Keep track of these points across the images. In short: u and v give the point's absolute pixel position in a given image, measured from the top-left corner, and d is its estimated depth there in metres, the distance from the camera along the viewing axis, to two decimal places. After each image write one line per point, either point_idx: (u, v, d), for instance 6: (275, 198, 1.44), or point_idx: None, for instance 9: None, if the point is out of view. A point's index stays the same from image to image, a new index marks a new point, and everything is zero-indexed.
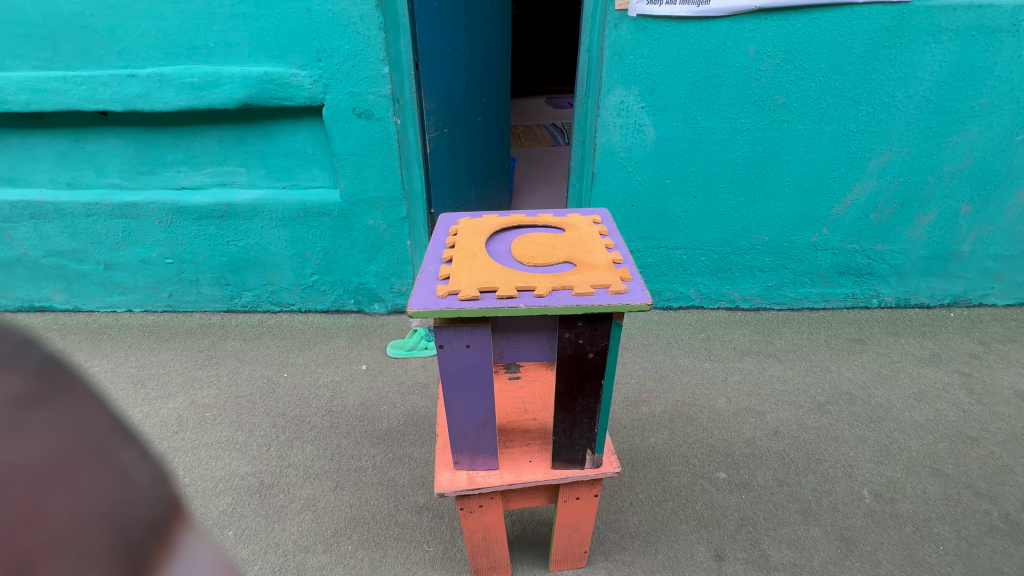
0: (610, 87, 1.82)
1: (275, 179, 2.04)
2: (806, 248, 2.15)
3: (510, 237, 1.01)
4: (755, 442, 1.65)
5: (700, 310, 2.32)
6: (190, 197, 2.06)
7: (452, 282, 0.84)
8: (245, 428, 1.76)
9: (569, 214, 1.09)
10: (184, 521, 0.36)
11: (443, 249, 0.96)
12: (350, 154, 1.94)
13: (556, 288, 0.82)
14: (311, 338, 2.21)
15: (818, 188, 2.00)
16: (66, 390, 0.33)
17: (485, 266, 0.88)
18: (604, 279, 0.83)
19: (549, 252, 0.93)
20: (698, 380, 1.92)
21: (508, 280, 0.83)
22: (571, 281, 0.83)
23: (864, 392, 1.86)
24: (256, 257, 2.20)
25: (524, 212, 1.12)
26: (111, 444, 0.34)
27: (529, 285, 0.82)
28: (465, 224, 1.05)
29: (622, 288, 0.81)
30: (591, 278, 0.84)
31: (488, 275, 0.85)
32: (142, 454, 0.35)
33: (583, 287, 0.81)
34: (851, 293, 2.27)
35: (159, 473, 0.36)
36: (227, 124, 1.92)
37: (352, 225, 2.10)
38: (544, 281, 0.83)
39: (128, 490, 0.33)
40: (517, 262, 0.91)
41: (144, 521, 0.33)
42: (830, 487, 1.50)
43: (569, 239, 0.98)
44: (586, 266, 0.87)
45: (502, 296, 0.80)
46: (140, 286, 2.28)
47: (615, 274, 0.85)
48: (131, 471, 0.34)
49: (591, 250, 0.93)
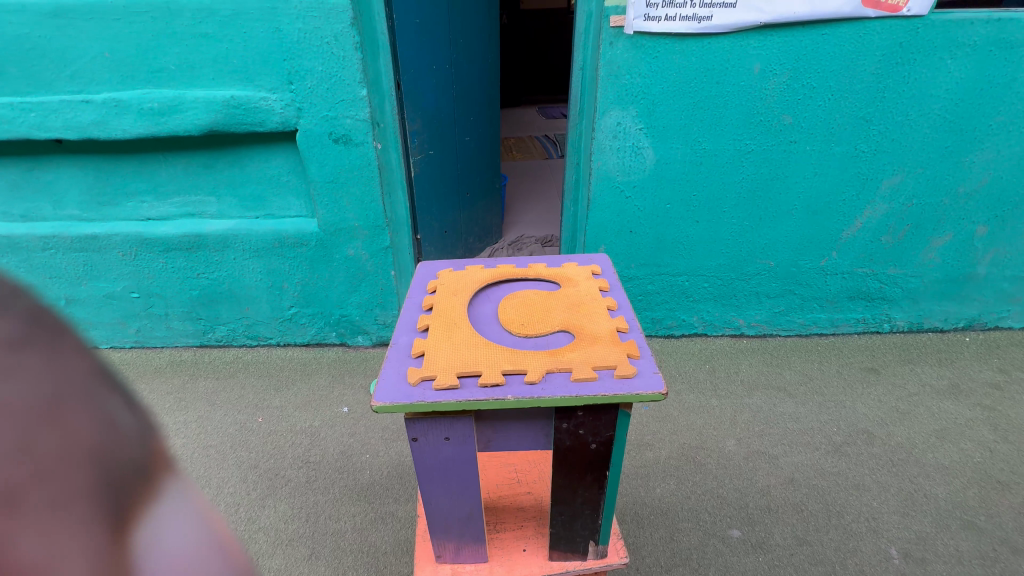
0: (606, 108, 1.70)
1: (247, 208, 1.89)
2: (814, 273, 2.03)
3: (498, 296, 0.88)
4: (769, 492, 1.52)
5: (703, 337, 2.19)
6: (156, 228, 1.91)
7: (428, 364, 0.70)
8: (214, 483, 1.61)
9: (564, 264, 0.96)
10: (164, 468, 0.39)
11: (420, 313, 0.83)
12: (327, 182, 1.80)
13: (551, 371, 0.68)
14: (290, 376, 2.05)
15: (827, 212, 1.89)
16: (65, 341, 0.36)
17: (467, 339, 0.75)
18: (609, 358, 0.70)
19: (544, 317, 0.80)
20: (705, 419, 1.79)
21: (493, 361, 0.70)
22: (569, 361, 0.70)
23: (883, 430, 1.73)
24: (229, 291, 2.05)
25: (515, 261, 0.99)
26: (104, 399, 0.36)
27: (519, 367, 0.69)
28: (446, 278, 0.92)
29: (630, 371, 0.67)
30: (592, 357, 0.70)
31: (471, 352, 0.72)
32: (129, 403, 0.38)
33: (584, 370, 0.68)
34: (862, 318, 2.16)
35: (144, 425, 0.39)
36: (193, 151, 1.78)
37: (332, 256, 1.96)
38: (537, 361, 0.70)
39: (117, 434, 0.36)
40: (505, 332, 0.78)
41: (132, 464, 0.36)
42: (854, 545, 1.37)
43: (565, 298, 0.85)
44: (586, 338, 0.74)
45: (487, 385, 0.66)
46: (106, 322, 2.13)
47: (621, 350, 0.71)
48: (120, 421, 0.37)
49: (592, 314, 0.80)
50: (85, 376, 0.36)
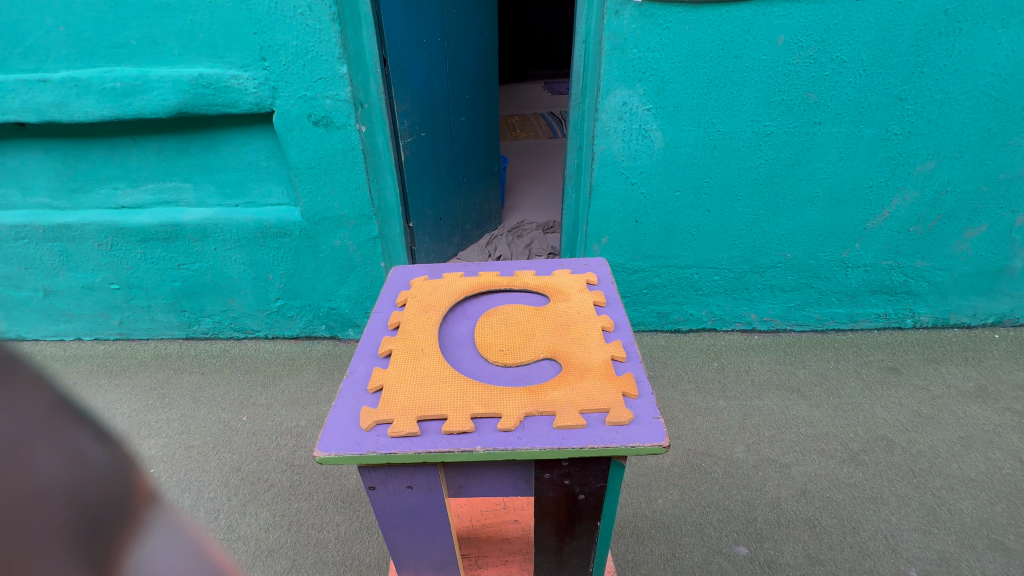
0: (610, 86, 1.54)
1: (226, 195, 1.78)
2: (834, 266, 1.89)
3: (478, 312, 0.77)
4: (780, 505, 1.42)
5: (712, 333, 2.07)
6: (131, 217, 1.81)
7: (385, 405, 0.59)
8: (194, 487, 1.54)
9: (555, 273, 0.85)
10: (149, 501, 0.31)
11: (383, 334, 0.72)
12: (308, 168, 1.67)
13: (532, 414, 0.57)
14: (277, 371, 1.97)
15: (851, 200, 1.73)
16: (12, 363, 0.28)
17: (436, 370, 0.64)
18: (601, 397, 0.58)
19: (529, 341, 0.69)
20: (712, 423, 1.69)
21: (463, 401, 0.59)
22: (554, 401, 0.59)
23: (903, 437, 1.62)
24: (212, 282, 1.96)
25: (499, 267, 0.88)
26: (63, 423, 0.28)
27: (493, 409, 0.58)
28: (417, 289, 0.81)
29: (626, 416, 0.56)
30: (581, 396, 0.59)
31: (438, 389, 0.61)
32: (98, 433, 0.30)
33: (570, 414, 0.57)
34: (883, 313, 2.02)
35: (118, 451, 0.31)
36: (164, 134, 1.66)
37: (317, 246, 1.85)
38: (513, 401, 0.59)
39: (86, 472, 0.28)
40: (481, 360, 0.67)
41: (104, 505, 0.28)
42: (870, 566, 1.28)
43: (553, 316, 0.74)
44: (575, 371, 0.63)
45: (454, 432, 0.56)
46: (87, 314, 2.05)
47: (616, 386, 0.60)
48: (87, 451, 0.29)
49: (584, 337, 0.69)
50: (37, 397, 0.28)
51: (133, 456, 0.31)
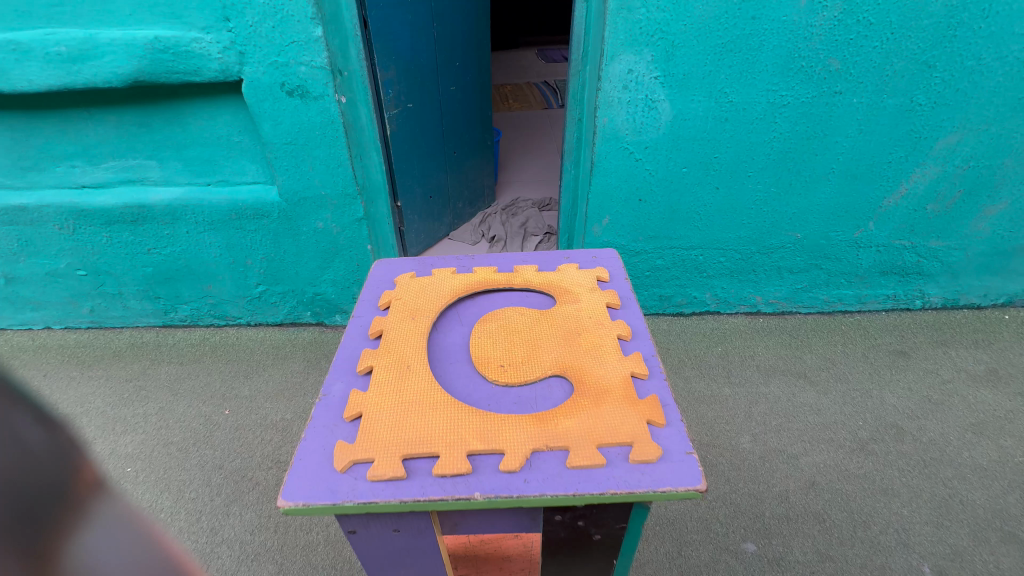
0: (615, 51, 1.40)
1: (195, 173, 1.63)
2: (845, 246, 1.80)
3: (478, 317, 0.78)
4: (788, 498, 1.37)
5: (715, 316, 1.99)
6: (92, 197, 1.66)
7: (361, 442, 0.57)
8: (175, 488, 1.46)
9: (560, 269, 0.87)
10: (95, 484, 0.34)
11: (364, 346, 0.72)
12: (284, 143, 1.53)
13: (544, 449, 0.56)
14: (261, 360, 1.87)
15: (868, 176, 1.63)
16: None
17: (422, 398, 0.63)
18: (626, 431, 0.57)
19: (535, 354, 0.70)
20: (717, 411, 1.62)
21: (456, 435, 0.58)
22: (571, 432, 0.57)
23: (913, 425, 1.57)
24: (187, 267, 1.83)
25: (496, 261, 0.91)
26: (3, 409, 0.31)
27: (497, 446, 0.56)
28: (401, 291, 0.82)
29: (654, 452, 0.55)
30: (600, 429, 0.58)
31: (425, 421, 0.59)
32: (41, 419, 0.32)
33: (587, 449, 0.55)
34: (893, 294, 1.94)
35: (63, 436, 0.34)
36: (122, 106, 1.50)
37: (298, 228, 1.72)
38: (524, 436, 0.58)
39: (27, 454, 0.30)
40: (483, 376, 0.68)
41: (46, 486, 0.31)
42: (882, 562, 1.23)
43: (560, 321, 0.75)
44: (591, 393, 0.63)
45: (445, 474, 0.54)
46: (54, 301, 1.92)
47: (641, 415, 0.59)
48: (29, 437, 0.31)
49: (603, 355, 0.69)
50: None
51: (76, 441, 0.34)
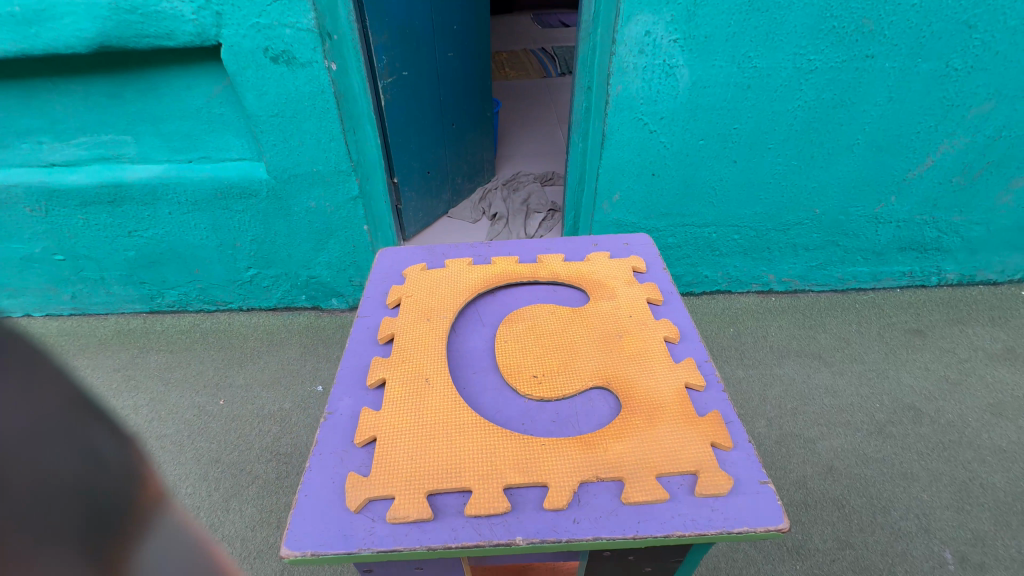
0: (631, 11, 1.28)
1: (175, 150, 1.51)
2: (864, 221, 1.72)
3: (506, 318, 0.88)
4: (806, 484, 1.34)
5: (726, 295, 1.93)
6: (64, 177, 1.54)
7: (369, 482, 0.64)
8: (170, 483, 1.40)
9: (592, 268, 0.98)
10: (159, 500, 0.32)
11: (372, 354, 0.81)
12: (270, 116, 1.40)
13: (594, 480, 0.63)
14: (256, 347, 1.79)
15: (894, 147, 1.54)
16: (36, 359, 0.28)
17: (448, 428, 0.69)
18: (689, 460, 0.65)
19: (572, 363, 0.79)
20: (731, 395, 1.58)
21: (484, 471, 0.64)
22: (632, 464, 0.65)
23: (931, 406, 1.53)
24: (172, 251, 1.72)
25: (518, 253, 1.03)
26: (86, 420, 0.29)
27: (540, 479, 0.63)
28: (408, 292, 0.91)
29: (726, 484, 0.63)
30: (659, 460, 0.65)
31: (455, 454, 0.66)
32: (115, 431, 0.31)
33: (651, 480, 0.63)
34: (909, 271, 1.88)
35: (131, 447, 0.32)
36: (89, 75, 1.37)
37: (289, 208, 1.61)
38: (569, 464, 0.65)
39: (105, 469, 0.29)
40: (512, 386, 0.77)
41: (121, 499, 0.29)
42: (903, 549, 1.21)
43: (592, 323, 0.86)
44: (646, 415, 0.71)
45: (475, 514, 0.60)
46: (32, 287, 1.81)
47: (704, 438, 0.68)
48: (106, 449, 0.29)
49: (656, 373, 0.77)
50: (64, 404, 0.28)
51: (143, 453, 0.32)
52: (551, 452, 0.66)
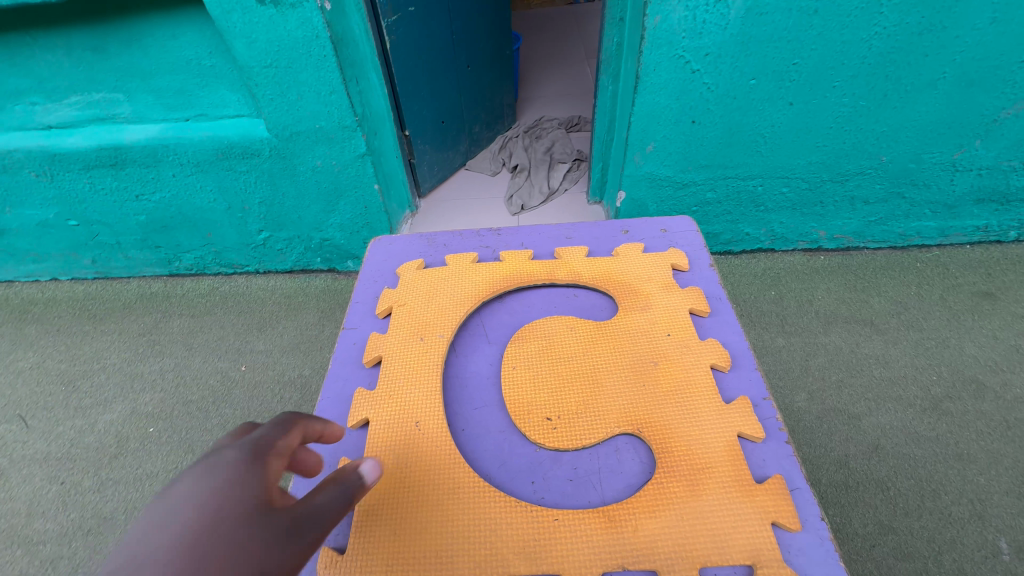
0: None
1: (170, 107, 1.41)
2: (939, 169, 1.50)
3: (519, 334, 0.92)
4: (848, 464, 1.25)
5: (768, 254, 1.76)
6: (62, 140, 1.47)
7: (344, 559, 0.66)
8: (198, 448, 1.43)
9: (620, 263, 1.02)
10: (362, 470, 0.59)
11: (355, 375, 0.87)
12: (263, 66, 1.27)
13: (620, 569, 0.64)
14: (274, 312, 1.76)
15: (988, 80, 1.29)
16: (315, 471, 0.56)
17: (442, 492, 0.72)
18: (743, 551, 0.65)
19: (596, 404, 0.81)
20: (769, 364, 1.47)
21: (509, 549, 0.66)
22: (670, 554, 0.65)
23: (997, 379, 1.39)
24: (182, 215, 1.67)
25: (535, 247, 1.08)
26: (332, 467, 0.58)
27: (557, 565, 0.65)
28: (401, 299, 0.97)
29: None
30: (702, 549, 0.65)
31: (463, 530, 0.68)
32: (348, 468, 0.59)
33: (692, 574, 0.63)
34: (983, 226, 1.66)
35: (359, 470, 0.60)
36: (68, 26, 1.25)
37: (295, 168, 1.51)
38: (590, 546, 0.66)
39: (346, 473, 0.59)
40: (523, 434, 0.79)
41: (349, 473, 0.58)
42: (953, 536, 1.13)
43: (625, 354, 0.87)
44: (690, 479, 0.71)
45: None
46: (54, 252, 1.81)
47: (765, 516, 0.67)
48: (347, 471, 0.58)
49: (706, 423, 0.77)
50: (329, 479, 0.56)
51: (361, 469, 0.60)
52: (567, 529, 0.68)
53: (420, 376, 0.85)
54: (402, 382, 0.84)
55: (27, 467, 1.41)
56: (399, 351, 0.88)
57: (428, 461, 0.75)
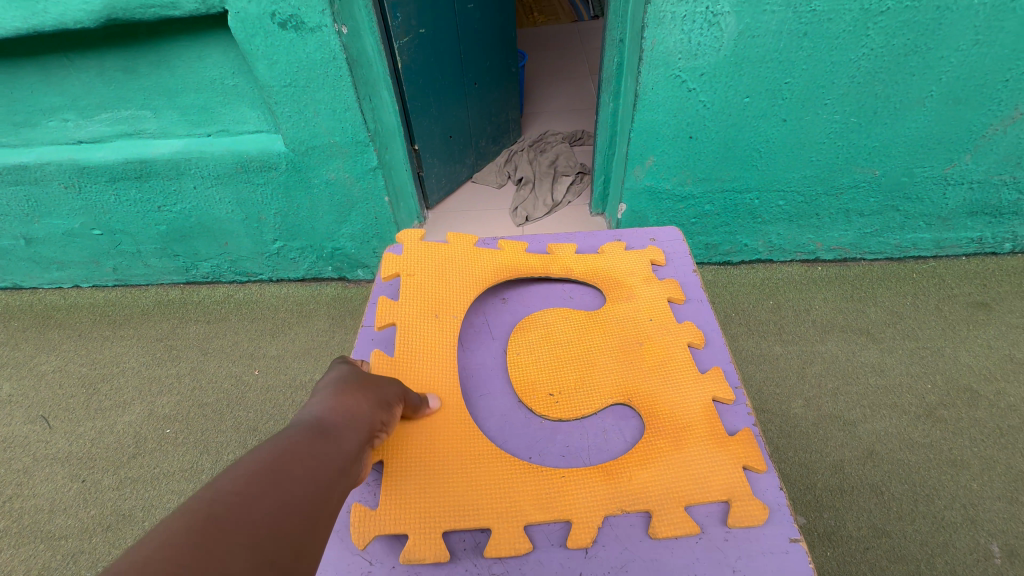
0: None
1: (193, 123, 1.49)
2: (931, 183, 1.54)
3: (519, 326, 0.99)
4: (843, 469, 1.28)
5: (767, 264, 1.80)
6: (91, 153, 1.55)
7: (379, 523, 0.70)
8: (212, 448, 1.48)
9: (611, 256, 1.09)
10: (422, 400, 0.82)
11: (375, 342, 0.94)
12: (284, 86, 1.35)
13: (619, 512, 0.71)
14: (286, 319, 1.83)
15: (973, 98, 1.35)
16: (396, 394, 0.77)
17: (464, 463, 0.77)
18: (719, 489, 0.72)
19: (589, 380, 0.88)
20: (767, 372, 1.51)
21: (519, 506, 0.72)
22: (661, 495, 0.72)
23: (991, 388, 1.41)
24: (200, 225, 1.74)
25: (529, 241, 1.15)
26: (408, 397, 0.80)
27: (564, 513, 0.71)
28: (408, 268, 1.03)
29: (763, 513, 0.70)
30: (686, 490, 0.73)
31: (484, 492, 0.74)
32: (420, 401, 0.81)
33: (680, 510, 0.71)
34: (978, 237, 1.70)
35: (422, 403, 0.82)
36: (101, 49, 1.33)
37: (309, 180, 1.58)
38: (588, 494, 0.73)
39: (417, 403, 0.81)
40: (525, 409, 0.86)
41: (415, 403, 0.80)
42: (945, 540, 1.15)
43: (614, 334, 0.95)
44: (674, 438, 0.79)
45: (496, 555, 0.68)
46: (76, 261, 1.89)
47: (737, 461, 0.75)
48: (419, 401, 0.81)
49: (684, 390, 0.85)
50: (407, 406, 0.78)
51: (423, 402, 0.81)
52: (571, 485, 0.74)
53: (437, 351, 0.92)
54: (420, 352, 0.91)
55: (49, 465, 1.47)
56: (412, 321, 0.95)
57: (456, 457, 0.77)
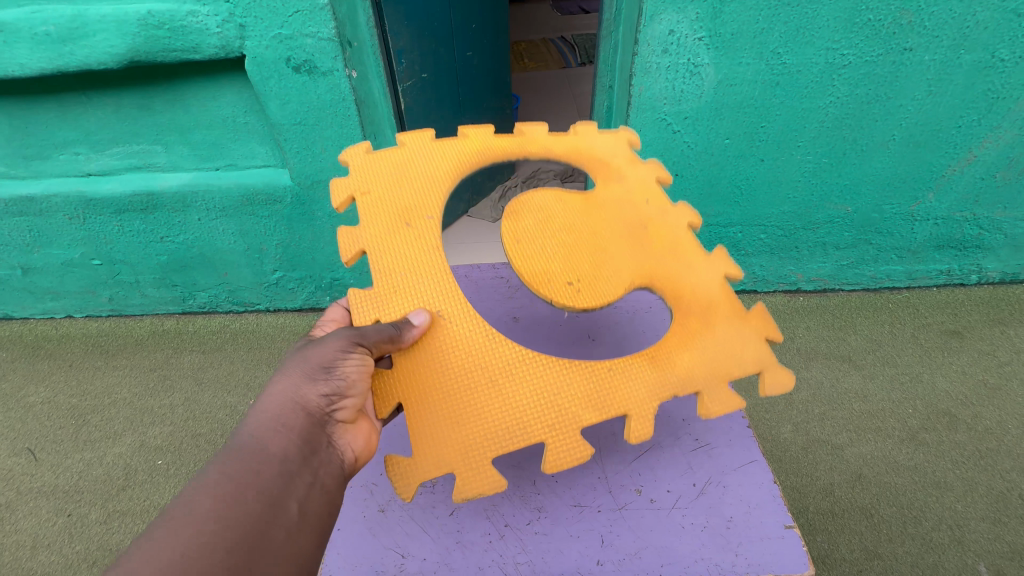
0: (654, 9, 1.24)
1: (203, 157, 1.55)
2: (899, 220, 1.66)
3: (511, 211, 0.95)
4: (833, 492, 1.32)
5: (751, 294, 1.88)
6: (99, 185, 1.59)
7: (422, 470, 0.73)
8: None
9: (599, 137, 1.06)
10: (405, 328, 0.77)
11: None
12: (294, 123, 1.42)
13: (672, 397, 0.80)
14: (282, 348, 1.84)
15: (932, 142, 1.47)
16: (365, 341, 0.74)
17: (497, 378, 0.78)
18: (753, 360, 0.84)
19: (604, 268, 0.89)
20: (756, 398, 1.55)
21: (574, 413, 0.77)
22: (706, 375, 0.82)
23: (968, 413, 1.48)
24: (202, 255, 1.77)
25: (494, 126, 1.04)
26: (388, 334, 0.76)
27: (621, 410, 0.78)
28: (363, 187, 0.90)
29: (789, 374, 0.85)
30: (725, 368, 0.83)
31: (531, 400, 0.77)
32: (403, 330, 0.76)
33: (723, 385, 0.82)
34: (946, 269, 1.80)
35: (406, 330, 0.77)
36: (119, 87, 1.40)
37: (313, 213, 1.64)
38: (639, 386, 0.80)
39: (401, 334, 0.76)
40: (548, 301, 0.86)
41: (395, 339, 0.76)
42: (934, 561, 1.18)
43: (622, 217, 0.96)
44: (703, 320, 0.86)
45: (557, 468, 0.74)
46: (73, 291, 1.89)
47: (761, 332, 0.87)
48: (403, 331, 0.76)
49: (697, 270, 0.91)
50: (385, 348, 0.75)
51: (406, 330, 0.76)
52: (620, 382, 0.80)
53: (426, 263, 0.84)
54: (406, 272, 0.83)
55: (33, 499, 1.43)
56: (388, 239, 0.85)
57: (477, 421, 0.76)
